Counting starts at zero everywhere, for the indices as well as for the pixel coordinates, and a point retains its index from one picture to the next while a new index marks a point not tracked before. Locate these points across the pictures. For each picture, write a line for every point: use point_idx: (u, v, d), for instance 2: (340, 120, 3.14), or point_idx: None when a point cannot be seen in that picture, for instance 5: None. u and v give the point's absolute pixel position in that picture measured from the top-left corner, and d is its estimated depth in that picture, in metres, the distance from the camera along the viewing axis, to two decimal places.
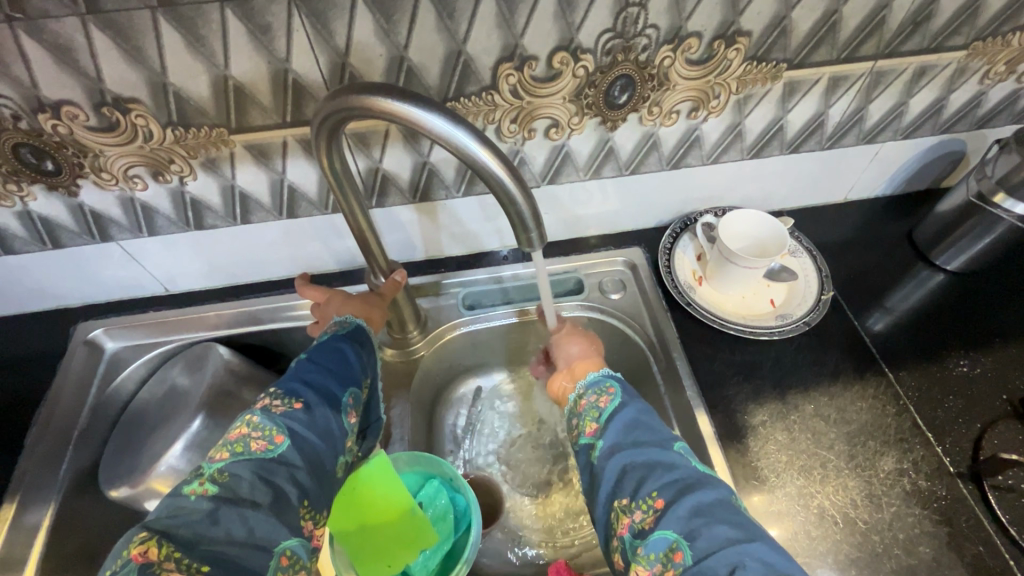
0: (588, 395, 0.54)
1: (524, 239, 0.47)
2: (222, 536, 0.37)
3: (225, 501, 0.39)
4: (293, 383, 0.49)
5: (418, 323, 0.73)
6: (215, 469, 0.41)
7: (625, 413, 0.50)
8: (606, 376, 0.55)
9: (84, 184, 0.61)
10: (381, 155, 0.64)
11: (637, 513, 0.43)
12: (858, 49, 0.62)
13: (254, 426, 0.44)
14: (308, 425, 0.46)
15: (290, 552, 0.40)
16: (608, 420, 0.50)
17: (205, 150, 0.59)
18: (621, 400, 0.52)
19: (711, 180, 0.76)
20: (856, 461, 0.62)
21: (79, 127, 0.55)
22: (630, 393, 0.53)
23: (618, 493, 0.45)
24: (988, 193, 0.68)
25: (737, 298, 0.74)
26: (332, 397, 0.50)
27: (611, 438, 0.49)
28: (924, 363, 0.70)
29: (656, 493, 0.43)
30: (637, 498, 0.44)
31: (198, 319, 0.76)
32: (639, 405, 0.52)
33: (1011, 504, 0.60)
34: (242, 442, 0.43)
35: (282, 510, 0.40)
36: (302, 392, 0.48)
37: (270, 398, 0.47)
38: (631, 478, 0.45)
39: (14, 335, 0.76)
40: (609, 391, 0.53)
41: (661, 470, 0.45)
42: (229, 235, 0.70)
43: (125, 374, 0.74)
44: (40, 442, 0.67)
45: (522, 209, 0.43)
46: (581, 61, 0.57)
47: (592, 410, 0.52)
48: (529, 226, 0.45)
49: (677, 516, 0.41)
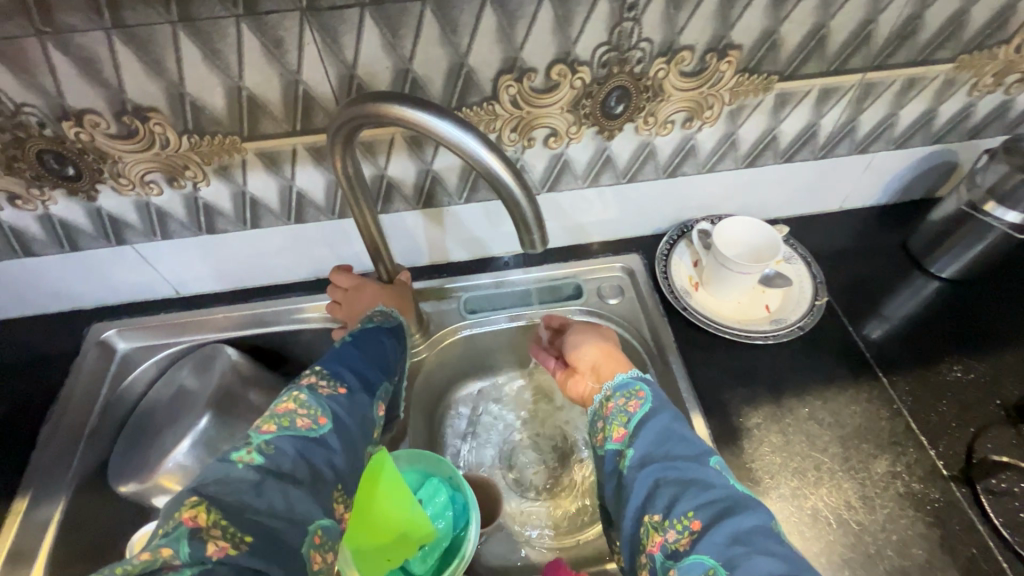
0: (614, 398, 0.56)
1: (527, 241, 0.48)
2: (265, 507, 0.38)
3: (269, 473, 0.40)
4: (337, 366, 0.51)
5: (420, 326, 0.75)
6: (263, 439, 0.42)
7: (656, 421, 0.51)
8: (635, 378, 0.57)
9: (102, 189, 0.64)
10: (387, 162, 0.66)
11: (671, 532, 0.44)
12: (847, 62, 0.64)
13: (300, 403, 0.46)
14: (347, 409, 0.48)
15: (322, 531, 0.40)
16: (637, 427, 0.52)
17: (218, 157, 0.62)
18: (652, 405, 0.53)
19: (707, 188, 0.78)
20: (850, 463, 0.63)
21: (100, 134, 0.58)
22: (659, 398, 0.55)
23: (649, 508, 0.47)
24: (978, 202, 0.70)
25: (733, 304, 0.76)
26: (370, 386, 0.52)
27: (642, 449, 0.50)
28: (917, 367, 0.71)
29: (692, 514, 0.44)
30: (671, 517, 0.45)
31: (207, 322, 0.78)
32: (670, 412, 0.53)
33: (1006, 508, 0.59)
34: (289, 417, 0.45)
35: (318, 490, 0.42)
36: (344, 378, 0.50)
37: (315, 378, 0.49)
38: (664, 495, 0.46)
39: (29, 335, 0.78)
40: (638, 395, 0.54)
41: (697, 490, 0.46)
42: (239, 239, 0.73)
43: (135, 374, 0.76)
44: (52, 439, 0.69)
45: (524, 211, 0.45)
46: (578, 73, 0.60)
47: (621, 414, 0.54)
48: (531, 228, 0.47)
49: (713, 541, 0.42)
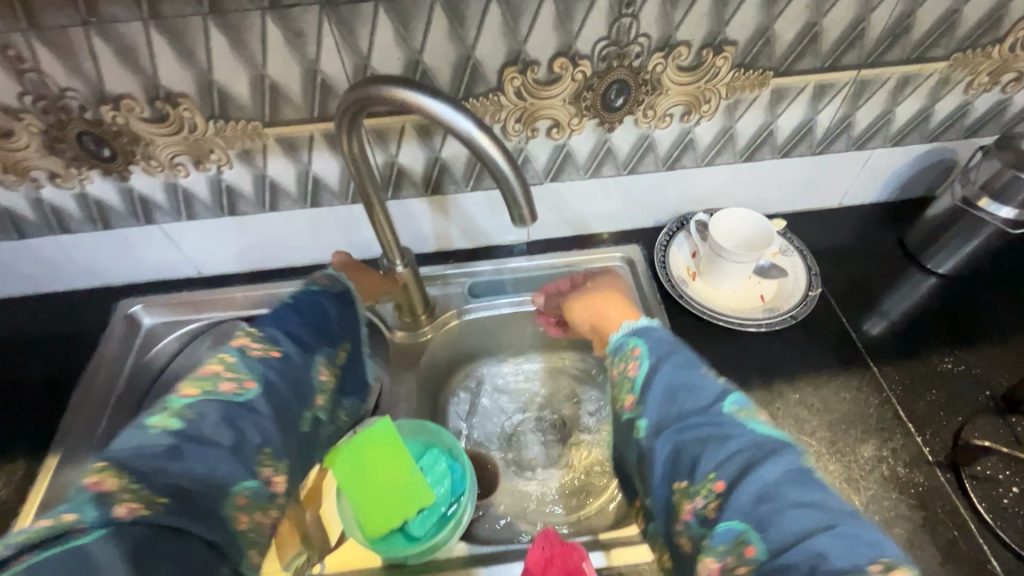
0: (616, 364, 0.53)
1: (516, 216, 0.50)
2: (183, 471, 0.39)
3: (187, 437, 0.40)
4: (273, 330, 0.51)
5: (427, 309, 0.79)
6: (182, 404, 0.42)
7: (661, 381, 0.48)
8: (630, 335, 0.53)
9: (134, 171, 0.69)
10: (398, 150, 0.70)
11: (698, 499, 0.42)
12: (842, 58, 0.66)
13: (227, 366, 0.45)
14: (279, 375, 0.48)
15: (244, 493, 0.42)
16: (643, 391, 0.49)
17: (241, 141, 0.66)
18: (652, 364, 0.50)
19: (706, 181, 0.80)
20: (837, 447, 0.65)
21: (135, 118, 0.62)
22: (659, 348, 0.51)
23: (672, 475, 0.44)
24: (973, 198, 0.72)
25: (729, 293, 0.78)
26: (306, 351, 0.52)
27: (654, 414, 0.47)
28: (908, 358, 0.72)
29: (715, 476, 0.42)
30: (695, 482, 0.42)
31: (226, 300, 0.82)
32: (674, 365, 0.49)
33: (988, 493, 0.61)
34: (212, 380, 0.44)
35: (241, 453, 0.43)
36: (280, 342, 0.50)
37: (248, 339, 0.49)
38: (684, 460, 0.44)
39: (61, 308, 0.83)
40: (635, 356, 0.51)
41: (716, 448, 0.43)
42: (259, 221, 0.77)
43: (158, 348, 0.81)
44: (81, 403, 0.74)
45: (514, 187, 0.47)
46: (579, 66, 0.63)
47: (625, 380, 0.51)
48: (520, 204, 0.49)
49: (740, 502, 0.40)
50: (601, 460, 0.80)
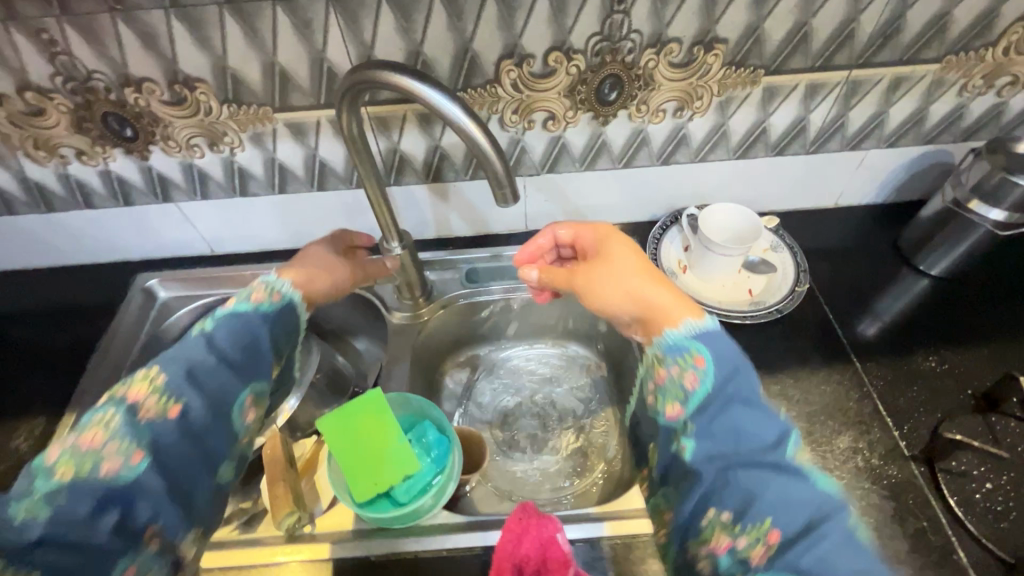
0: (668, 366, 0.49)
1: (499, 195, 0.53)
2: (54, 555, 0.37)
3: (59, 521, 0.38)
4: (178, 378, 0.46)
5: (424, 290, 0.82)
6: (53, 486, 0.40)
7: (721, 405, 0.45)
8: (690, 339, 0.48)
9: (153, 150, 0.73)
10: (400, 137, 0.74)
11: (743, 538, 0.40)
12: (833, 58, 0.68)
13: (113, 435, 0.42)
14: (180, 436, 0.45)
15: (132, 566, 0.41)
16: (699, 410, 0.46)
17: (252, 125, 0.70)
18: (714, 383, 0.46)
19: (700, 176, 0.82)
20: (813, 437, 0.66)
21: (155, 100, 0.67)
22: (725, 361, 0.47)
23: (715, 503, 0.42)
24: (963, 200, 0.73)
25: (717, 287, 0.80)
26: (222, 401, 0.47)
27: (709, 439, 0.44)
28: (892, 355, 0.73)
29: (768, 523, 0.39)
30: (743, 521, 0.40)
31: (236, 277, 0.87)
32: (740, 391, 0.45)
33: (961, 487, 0.62)
34: (92, 457, 0.41)
35: (125, 530, 0.41)
36: (184, 395, 0.46)
37: (146, 395, 0.45)
38: (734, 496, 0.41)
39: (84, 280, 0.89)
40: (695, 365, 0.47)
41: (772, 493, 0.40)
42: (268, 202, 0.81)
43: (172, 319, 0.86)
44: (98, 367, 0.79)
45: (496, 167, 0.50)
46: (573, 60, 0.66)
47: (677, 389, 0.48)
48: (503, 184, 0.51)
49: (791, 558, 0.37)
50: (587, 442, 0.83)
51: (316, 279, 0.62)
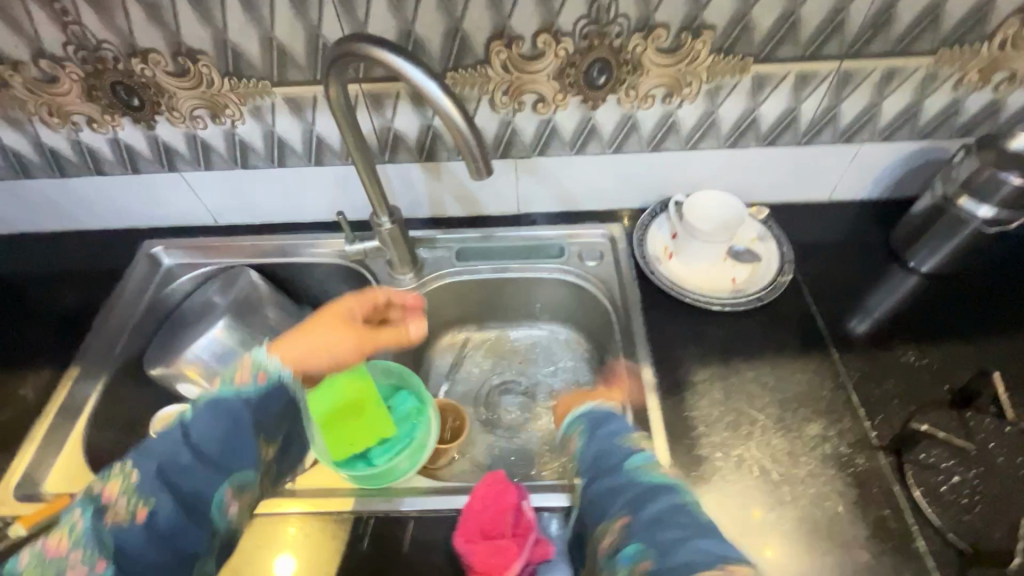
0: (571, 434, 0.61)
1: (473, 168, 0.54)
2: None
3: None
4: (153, 473, 0.43)
5: (413, 265, 0.84)
6: None
7: (594, 442, 0.56)
8: (582, 412, 0.61)
9: (159, 120, 0.77)
10: (393, 115, 0.76)
11: (610, 534, 0.48)
12: (822, 48, 0.68)
13: (75, 542, 0.40)
14: (147, 542, 0.41)
15: None
16: (584, 451, 0.57)
17: (252, 99, 0.73)
18: (591, 429, 0.58)
19: (690, 164, 0.83)
20: (784, 423, 0.67)
21: (160, 71, 0.70)
22: (602, 420, 0.59)
23: (598, 521, 0.50)
24: (952, 196, 0.72)
25: (702, 274, 0.81)
26: (194, 500, 0.44)
27: (586, 470, 0.55)
28: (872, 349, 0.73)
29: (620, 513, 0.48)
30: (608, 521, 0.49)
31: (236, 247, 0.90)
32: (611, 430, 0.57)
33: (927, 479, 0.62)
34: (56, 565, 0.39)
35: None
36: (160, 496, 0.42)
37: (125, 493, 0.42)
38: (602, 505, 0.50)
39: (94, 245, 0.93)
40: (580, 428, 0.60)
41: (623, 492, 0.49)
42: (268, 175, 0.84)
43: (175, 285, 0.89)
44: (103, 326, 0.82)
45: (468, 140, 0.52)
46: (562, 43, 0.67)
47: (573, 447, 0.59)
48: (476, 157, 0.53)
49: (636, 530, 0.46)
50: None
51: (311, 356, 0.55)
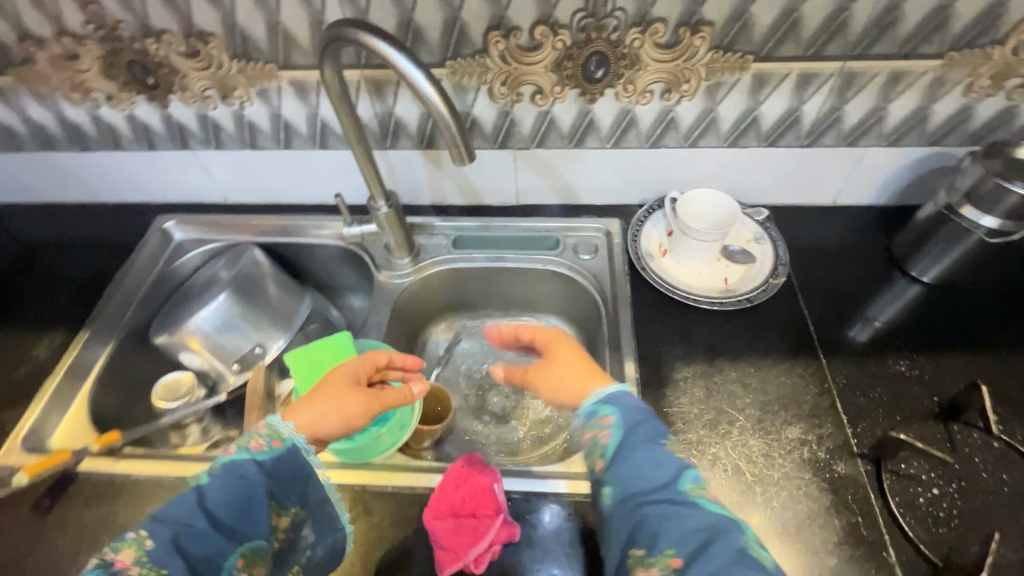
0: (588, 430, 0.54)
1: (456, 153, 0.56)
2: None
3: None
4: (166, 541, 0.45)
5: (409, 251, 0.86)
6: None
7: (629, 451, 0.49)
8: (599, 404, 0.54)
9: (172, 99, 0.80)
10: (394, 102, 0.78)
11: (655, 569, 0.43)
12: (823, 48, 0.67)
13: None
14: None
15: None
16: (613, 459, 0.50)
17: (259, 81, 0.76)
18: (622, 433, 0.51)
19: (690, 162, 0.82)
20: (763, 425, 0.67)
21: (174, 52, 0.73)
22: (631, 411, 0.53)
23: (632, 544, 0.45)
24: (956, 205, 0.70)
25: (694, 272, 0.81)
26: (206, 566, 0.46)
27: (618, 482, 0.48)
28: (862, 356, 0.72)
29: (671, 550, 0.43)
30: (653, 553, 0.44)
31: (244, 226, 0.93)
32: (647, 434, 0.51)
33: (904, 489, 0.61)
34: None
35: None
36: (173, 560, 0.45)
37: (138, 562, 0.44)
38: (646, 531, 0.45)
39: (112, 217, 0.97)
40: (606, 424, 0.52)
41: (673, 523, 0.44)
42: (274, 157, 0.87)
43: (184, 259, 0.93)
44: (114, 294, 0.87)
45: (450, 126, 0.53)
46: (559, 35, 0.68)
47: (597, 447, 0.52)
48: (458, 144, 0.55)
49: (694, 575, 0.41)
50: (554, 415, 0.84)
51: (323, 421, 0.58)
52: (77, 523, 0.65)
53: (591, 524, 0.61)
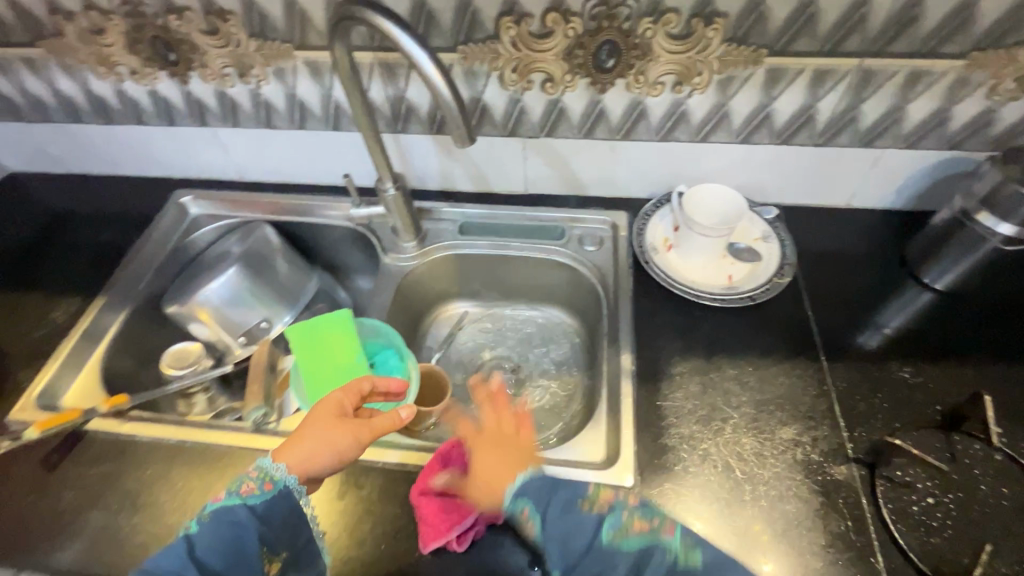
0: (513, 515, 0.55)
1: (458, 134, 0.57)
2: None
3: None
4: None
5: (416, 235, 0.87)
6: None
7: (550, 529, 0.52)
8: (515, 495, 0.55)
9: (193, 76, 0.82)
10: (406, 85, 0.78)
11: None
12: (840, 44, 0.66)
13: None
14: None
15: None
16: (544, 540, 0.53)
17: (276, 61, 0.78)
18: (540, 509, 0.54)
19: (700, 157, 0.82)
20: (757, 424, 0.66)
21: (195, 29, 0.75)
22: (537, 488, 0.55)
23: None
24: (972, 211, 0.69)
25: (698, 268, 0.80)
26: None
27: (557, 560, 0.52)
28: (865, 361, 0.71)
29: None
30: None
31: (258, 203, 0.95)
32: (558, 498, 0.54)
33: (898, 497, 0.60)
34: None
35: None
36: None
37: None
38: None
39: (133, 190, 1.01)
40: (525, 508, 0.54)
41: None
42: (289, 137, 0.89)
43: (199, 234, 0.95)
44: (130, 264, 0.90)
45: (452, 108, 0.54)
46: (571, 22, 0.68)
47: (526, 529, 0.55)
48: (459, 126, 0.55)
49: None
50: (550, 404, 0.85)
51: (315, 459, 0.56)
52: (81, 479, 0.67)
53: None
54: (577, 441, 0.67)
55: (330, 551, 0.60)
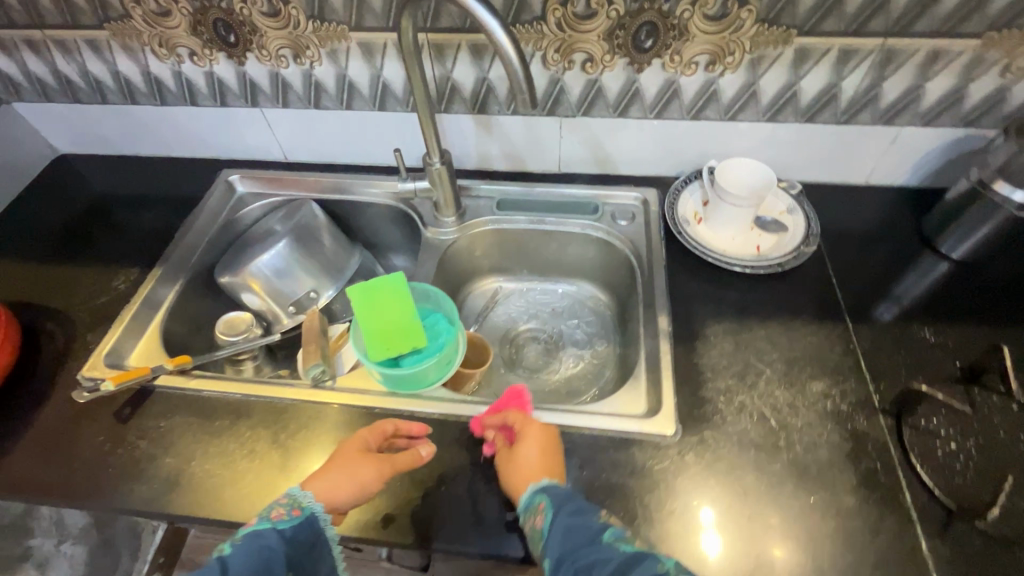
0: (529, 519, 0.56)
1: (522, 99, 0.60)
2: None
3: None
4: None
5: (456, 211, 0.91)
6: None
7: (558, 525, 0.53)
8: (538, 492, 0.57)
9: (249, 57, 0.87)
10: (453, 65, 0.83)
11: None
12: (865, 24, 0.71)
13: None
14: None
15: None
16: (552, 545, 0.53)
17: (330, 42, 0.82)
18: (552, 509, 0.55)
19: (728, 135, 0.86)
20: (788, 378, 0.71)
21: (256, 11, 0.80)
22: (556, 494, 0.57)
23: None
24: (988, 180, 0.73)
25: (727, 240, 0.85)
26: None
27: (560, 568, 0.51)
28: (887, 322, 0.76)
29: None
30: None
31: (302, 181, 1.00)
32: (570, 507, 0.55)
33: (924, 442, 0.64)
34: None
35: None
36: None
37: None
38: None
39: (182, 170, 1.05)
40: (540, 508, 0.56)
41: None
42: (337, 117, 0.93)
43: (246, 210, 1.00)
44: (183, 237, 0.94)
45: (519, 78, 0.57)
46: (614, 4, 0.73)
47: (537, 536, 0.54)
48: (523, 92, 0.59)
49: None
50: (584, 369, 0.90)
51: (340, 488, 0.59)
52: (151, 431, 0.71)
53: (621, 454, 0.66)
54: (618, 396, 0.72)
55: (393, 492, 0.64)
